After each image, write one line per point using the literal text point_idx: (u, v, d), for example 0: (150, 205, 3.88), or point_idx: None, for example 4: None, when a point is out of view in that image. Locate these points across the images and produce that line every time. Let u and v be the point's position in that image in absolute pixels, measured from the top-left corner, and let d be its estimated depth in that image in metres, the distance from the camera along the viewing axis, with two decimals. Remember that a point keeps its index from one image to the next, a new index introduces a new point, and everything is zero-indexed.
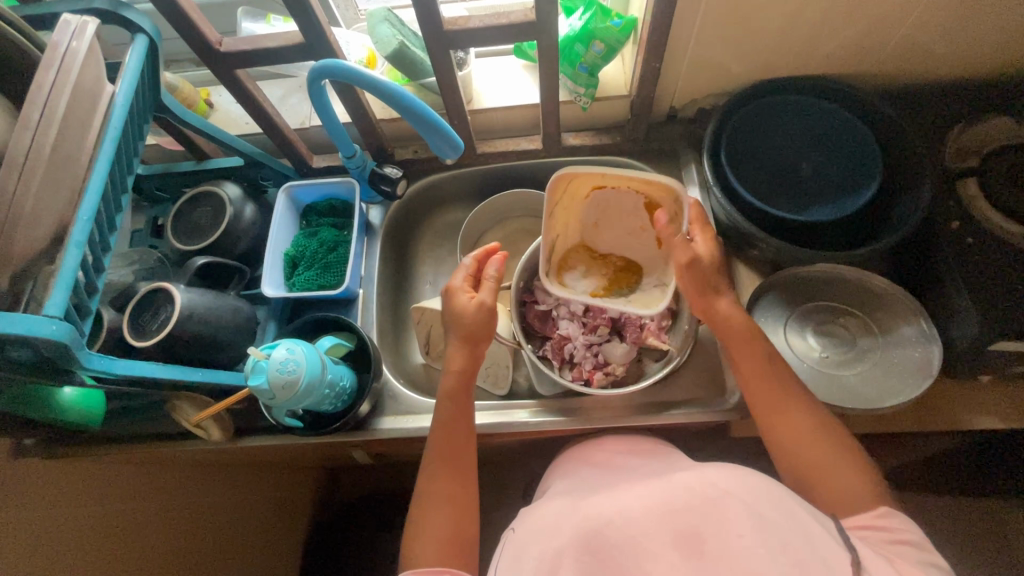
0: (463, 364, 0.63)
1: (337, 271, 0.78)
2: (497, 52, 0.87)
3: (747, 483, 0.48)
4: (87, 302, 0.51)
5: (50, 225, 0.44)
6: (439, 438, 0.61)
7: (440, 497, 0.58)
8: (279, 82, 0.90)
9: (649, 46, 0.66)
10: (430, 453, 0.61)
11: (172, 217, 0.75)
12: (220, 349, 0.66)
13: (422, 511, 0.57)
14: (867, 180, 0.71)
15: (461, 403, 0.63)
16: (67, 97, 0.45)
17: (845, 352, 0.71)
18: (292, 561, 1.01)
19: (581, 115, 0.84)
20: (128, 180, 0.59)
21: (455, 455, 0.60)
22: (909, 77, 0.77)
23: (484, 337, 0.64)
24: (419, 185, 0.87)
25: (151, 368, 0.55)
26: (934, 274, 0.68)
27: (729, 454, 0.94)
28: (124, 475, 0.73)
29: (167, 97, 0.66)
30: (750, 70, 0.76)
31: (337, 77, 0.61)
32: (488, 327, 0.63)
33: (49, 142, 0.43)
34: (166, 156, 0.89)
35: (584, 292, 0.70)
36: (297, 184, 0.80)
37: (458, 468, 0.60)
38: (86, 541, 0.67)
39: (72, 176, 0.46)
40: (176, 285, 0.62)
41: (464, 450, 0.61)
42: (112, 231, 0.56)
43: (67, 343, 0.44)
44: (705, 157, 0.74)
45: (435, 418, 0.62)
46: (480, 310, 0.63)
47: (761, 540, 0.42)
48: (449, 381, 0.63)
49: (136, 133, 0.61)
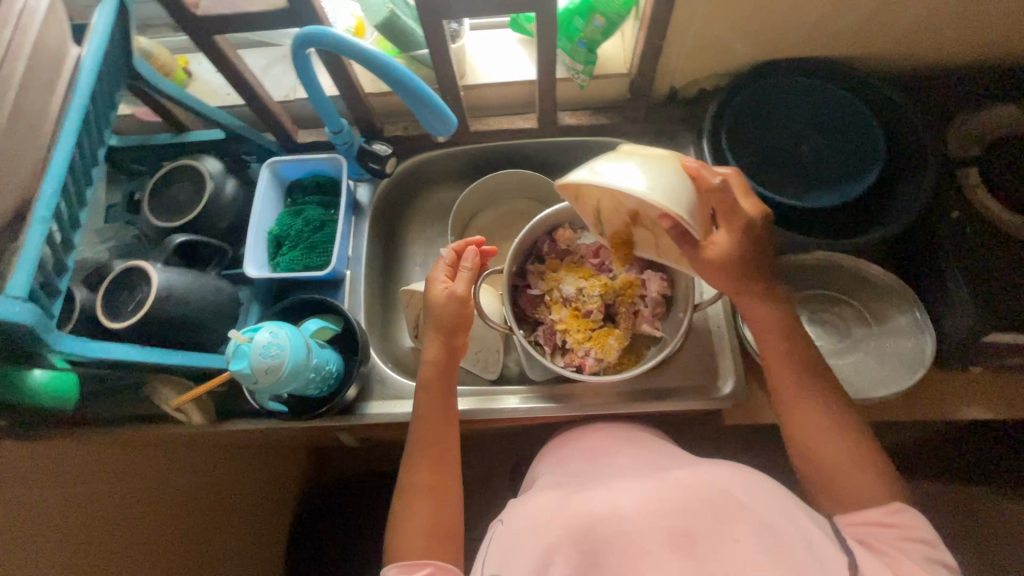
0: (439, 354, 0.61)
1: (323, 251, 0.75)
2: (492, 24, 0.83)
3: (753, 486, 0.49)
4: (55, 281, 0.48)
5: (12, 199, 0.41)
6: (420, 435, 0.59)
7: (420, 491, 0.57)
8: (262, 52, 0.86)
9: (651, 22, 0.63)
10: (411, 444, 0.59)
11: (149, 191, 0.72)
12: (200, 331, 0.63)
13: (404, 503, 0.56)
14: (869, 167, 0.70)
15: (442, 396, 0.61)
16: (25, 60, 0.41)
17: (838, 341, 0.71)
18: (280, 538, 1.02)
19: (578, 93, 0.82)
20: (98, 152, 0.56)
21: (435, 445, 0.59)
22: (916, 61, 0.75)
23: (461, 326, 0.62)
24: (408, 164, 0.84)
25: (126, 351, 0.53)
26: (934, 265, 0.66)
27: (719, 440, 0.95)
28: (111, 459, 0.70)
29: (141, 64, 0.62)
30: (754, 51, 0.73)
31: (322, 45, 0.58)
32: (462, 318, 0.61)
33: (7, 109, 0.40)
34: (142, 128, 0.85)
35: (571, 295, 0.71)
36: (281, 159, 0.77)
37: (441, 458, 0.59)
38: (70, 525, 0.65)
39: (35, 144, 0.43)
40: (153, 264, 0.60)
41: (447, 441, 0.60)
42: (82, 205, 0.53)
43: (33, 326, 0.42)
44: (705, 140, 0.72)
45: (415, 410, 0.61)
46: (451, 300, 0.61)
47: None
48: (428, 371, 0.61)
49: (107, 101, 0.57)
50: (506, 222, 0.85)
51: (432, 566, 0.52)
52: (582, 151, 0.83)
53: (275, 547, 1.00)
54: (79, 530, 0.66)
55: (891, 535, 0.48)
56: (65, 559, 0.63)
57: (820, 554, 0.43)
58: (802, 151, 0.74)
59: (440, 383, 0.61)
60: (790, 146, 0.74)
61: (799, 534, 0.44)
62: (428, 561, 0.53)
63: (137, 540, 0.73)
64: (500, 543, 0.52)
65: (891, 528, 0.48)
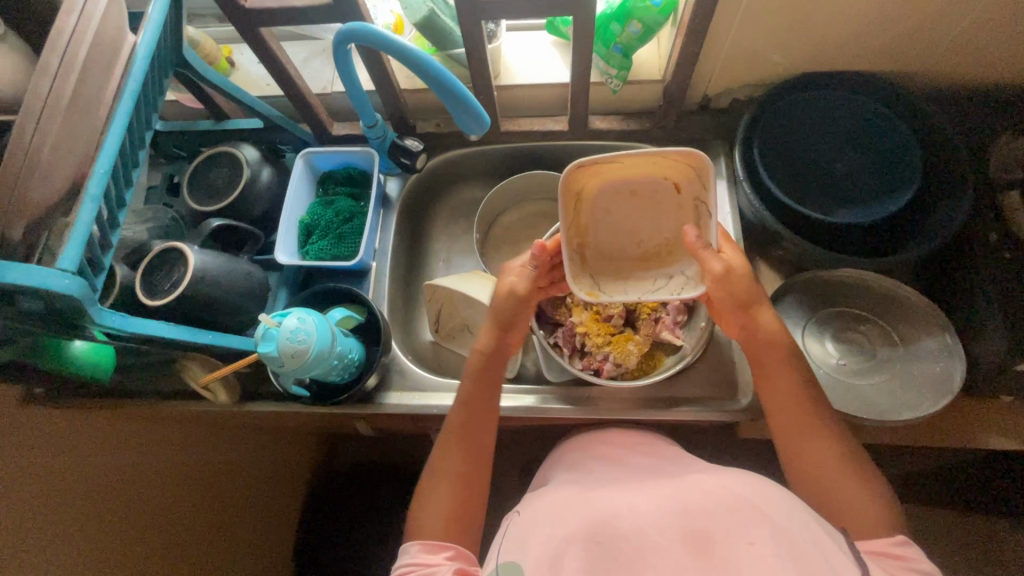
0: (489, 344, 0.64)
1: (351, 242, 0.76)
2: (529, 26, 0.83)
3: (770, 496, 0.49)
4: (100, 257, 0.50)
5: (67, 176, 0.43)
6: (458, 419, 0.61)
7: (448, 477, 0.58)
8: (303, 44, 0.88)
9: (689, 30, 0.63)
10: (449, 428, 0.61)
11: (189, 175, 0.74)
12: (229, 313, 0.65)
13: (428, 487, 0.58)
14: (904, 184, 0.68)
15: (486, 406, 0.62)
16: (85, 49, 0.43)
17: (863, 361, 0.69)
18: (289, 517, 1.05)
19: (611, 98, 0.82)
20: (146, 136, 0.58)
21: (471, 443, 0.60)
22: (960, 81, 0.73)
23: (515, 323, 0.65)
24: (440, 159, 0.85)
25: (159, 326, 0.55)
26: (965, 287, 0.67)
27: (729, 451, 0.95)
28: (130, 433, 0.73)
29: (189, 52, 0.65)
30: (793, 62, 0.72)
31: (363, 41, 0.59)
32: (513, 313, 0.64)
33: (68, 90, 0.42)
34: (184, 113, 0.88)
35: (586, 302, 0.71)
36: (315, 150, 0.78)
37: (476, 454, 0.59)
38: (93, 490, 0.68)
39: (91, 126, 0.45)
40: (190, 246, 0.62)
41: (481, 436, 0.60)
42: (129, 185, 0.55)
43: (79, 299, 0.44)
44: (737, 150, 0.71)
45: (458, 395, 0.63)
46: (511, 296, 0.64)
47: (770, 547, 0.42)
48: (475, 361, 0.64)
49: (156, 86, 0.60)
50: (531, 223, 0.86)
51: (454, 550, 0.53)
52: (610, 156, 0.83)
53: (284, 524, 1.03)
54: (84, 510, 0.67)
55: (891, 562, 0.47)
56: (86, 522, 0.67)
57: (835, 564, 0.43)
58: (835, 166, 0.72)
59: (491, 383, 0.63)
60: (822, 161, 0.73)
61: (816, 545, 0.43)
62: (450, 544, 0.53)
63: (145, 524, 0.75)
64: (518, 532, 0.53)
65: (889, 555, 0.48)
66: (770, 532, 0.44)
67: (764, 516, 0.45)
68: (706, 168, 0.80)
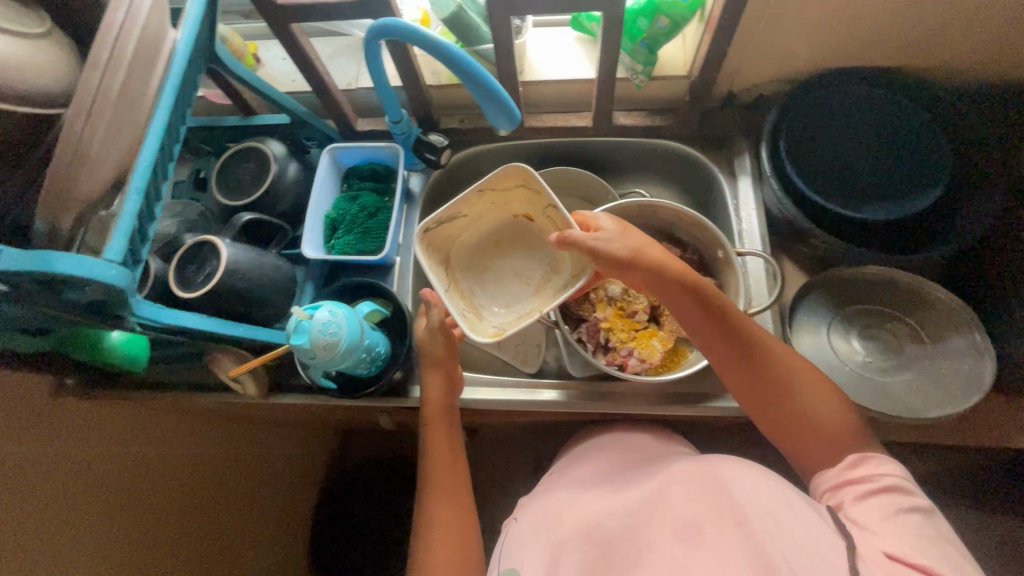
0: (437, 392, 0.65)
1: (377, 237, 0.76)
2: (554, 21, 0.84)
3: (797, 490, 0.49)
4: (142, 251, 0.51)
5: (113, 168, 0.44)
6: (431, 467, 0.64)
7: (443, 522, 0.60)
8: (329, 41, 0.89)
9: (718, 26, 0.63)
10: (427, 477, 0.63)
11: (217, 170, 0.75)
12: (258, 306, 0.65)
13: (425, 529, 0.60)
14: (935, 183, 0.68)
15: (452, 451, 0.65)
16: (132, 45, 0.44)
17: (890, 359, 0.68)
18: (303, 509, 1.05)
19: (635, 93, 0.82)
20: (182, 130, 0.59)
21: (451, 488, 0.62)
22: (992, 77, 0.72)
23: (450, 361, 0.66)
24: (463, 154, 0.85)
25: (193, 318, 0.56)
26: (1003, 286, 0.66)
27: (750, 449, 0.94)
28: (152, 422, 0.75)
29: (221, 48, 0.65)
30: (821, 57, 0.72)
31: (394, 36, 0.59)
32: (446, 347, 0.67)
33: (116, 84, 0.43)
34: (211, 109, 0.89)
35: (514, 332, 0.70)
36: (341, 146, 0.79)
37: (457, 496, 0.62)
38: (112, 476, 0.69)
39: (137, 121, 0.46)
40: (222, 239, 0.63)
41: (460, 474, 0.64)
42: (165, 179, 0.56)
43: (123, 288, 0.45)
44: (764, 146, 0.71)
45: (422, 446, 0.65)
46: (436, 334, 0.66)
47: (762, 527, 0.43)
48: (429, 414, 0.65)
49: (192, 81, 0.61)
50: None
51: None
52: (633, 152, 0.83)
53: (298, 517, 1.04)
54: (107, 499, 0.69)
55: (858, 490, 0.48)
56: (108, 507, 0.69)
57: (821, 544, 0.42)
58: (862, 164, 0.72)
59: (448, 432, 0.65)
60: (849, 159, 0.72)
61: (796, 522, 0.44)
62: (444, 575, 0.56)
63: (164, 512, 0.76)
64: (513, 542, 0.56)
65: (853, 481, 0.49)
66: (789, 521, 0.44)
67: (760, 499, 0.46)
68: (730, 164, 0.80)
